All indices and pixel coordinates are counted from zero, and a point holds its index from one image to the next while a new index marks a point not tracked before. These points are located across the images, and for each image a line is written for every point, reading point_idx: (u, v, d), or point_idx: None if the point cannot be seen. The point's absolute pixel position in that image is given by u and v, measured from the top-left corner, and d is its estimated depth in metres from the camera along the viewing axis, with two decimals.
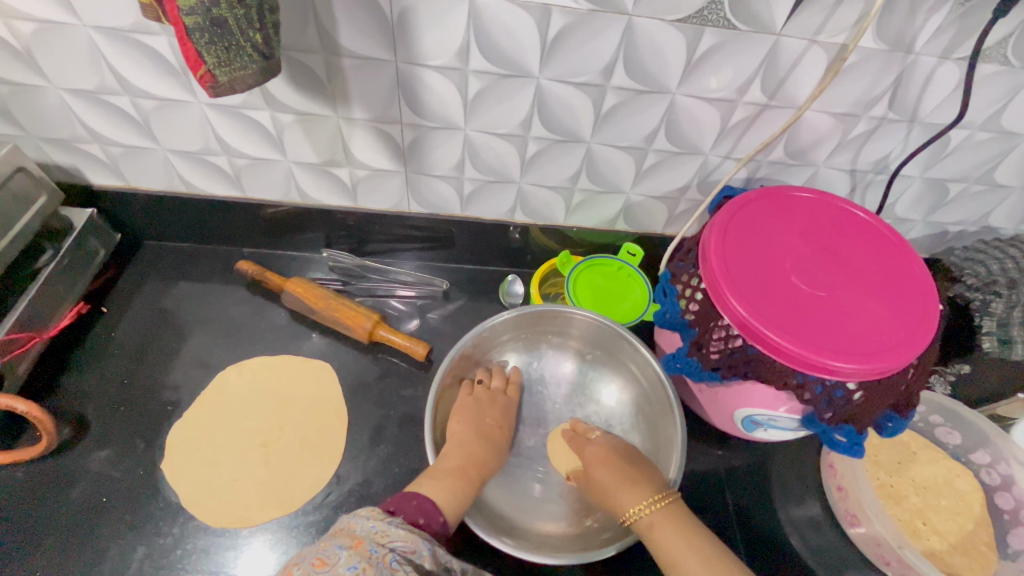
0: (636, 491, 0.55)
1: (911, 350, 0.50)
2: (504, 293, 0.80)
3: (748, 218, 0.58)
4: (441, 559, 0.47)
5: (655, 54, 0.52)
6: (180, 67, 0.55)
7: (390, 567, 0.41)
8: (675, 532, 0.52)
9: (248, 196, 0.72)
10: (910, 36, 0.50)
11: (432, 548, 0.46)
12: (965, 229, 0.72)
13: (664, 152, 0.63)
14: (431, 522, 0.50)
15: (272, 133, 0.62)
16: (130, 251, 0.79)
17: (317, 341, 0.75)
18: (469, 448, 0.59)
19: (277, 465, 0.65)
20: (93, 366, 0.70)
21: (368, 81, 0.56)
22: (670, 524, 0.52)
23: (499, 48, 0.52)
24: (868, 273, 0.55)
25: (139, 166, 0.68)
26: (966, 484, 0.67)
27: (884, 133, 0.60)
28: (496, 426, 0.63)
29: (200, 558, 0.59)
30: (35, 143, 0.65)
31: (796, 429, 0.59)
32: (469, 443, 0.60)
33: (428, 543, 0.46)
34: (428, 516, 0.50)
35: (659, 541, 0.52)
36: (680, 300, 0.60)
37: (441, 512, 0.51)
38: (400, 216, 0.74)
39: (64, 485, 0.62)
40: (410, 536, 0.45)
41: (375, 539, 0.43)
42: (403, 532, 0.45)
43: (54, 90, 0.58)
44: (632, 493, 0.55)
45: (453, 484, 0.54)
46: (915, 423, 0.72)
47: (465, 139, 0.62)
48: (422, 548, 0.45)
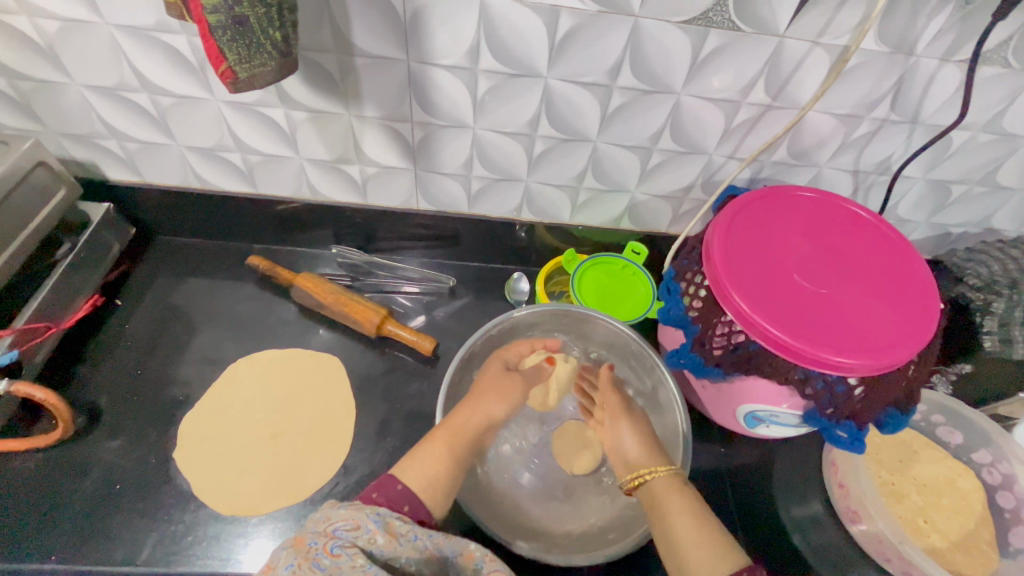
0: (648, 456, 0.59)
1: (912, 347, 0.51)
2: (510, 290, 0.81)
3: (751, 217, 0.59)
4: (398, 531, 0.45)
5: (660, 54, 0.53)
6: (197, 65, 0.57)
7: (328, 556, 0.41)
8: (679, 499, 0.53)
9: (261, 192, 0.74)
10: (912, 38, 0.51)
11: (383, 521, 0.46)
12: (967, 231, 0.73)
13: (669, 152, 0.64)
14: (385, 492, 0.50)
15: (285, 131, 0.64)
16: (144, 246, 0.81)
17: (326, 335, 0.77)
18: (456, 422, 0.59)
19: (286, 456, 0.66)
20: (107, 357, 0.72)
21: (380, 80, 0.57)
22: (676, 493, 0.54)
23: (508, 48, 0.53)
24: (870, 271, 0.56)
25: (154, 161, 0.70)
26: (967, 483, 0.67)
27: (886, 134, 0.60)
28: (502, 400, 0.62)
29: (211, 545, 0.60)
30: (55, 139, 0.67)
31: (798, 426, 0.60)
32: (467, 417, 0.60)
33: (372, 516, 0.45)
34: (383, 489, 0.50)
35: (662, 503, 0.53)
36: (683, 297, 0.61)
37: (399, 481, 0.51)
38: (408, 213, 0.75)
39: (78, 472, 0.63)
40: (354, 514, 0.45)
41: (316, 528, 0.44)
42: (346, 511, 0.45)
43: (75, 87, 0.60)
44: (647, 460, 0.58)
45: (425, 458, 0.54)
46: (917, 422, 0.73)
47: (473, 138, 0.64)
48: (367, 524, 0.44)
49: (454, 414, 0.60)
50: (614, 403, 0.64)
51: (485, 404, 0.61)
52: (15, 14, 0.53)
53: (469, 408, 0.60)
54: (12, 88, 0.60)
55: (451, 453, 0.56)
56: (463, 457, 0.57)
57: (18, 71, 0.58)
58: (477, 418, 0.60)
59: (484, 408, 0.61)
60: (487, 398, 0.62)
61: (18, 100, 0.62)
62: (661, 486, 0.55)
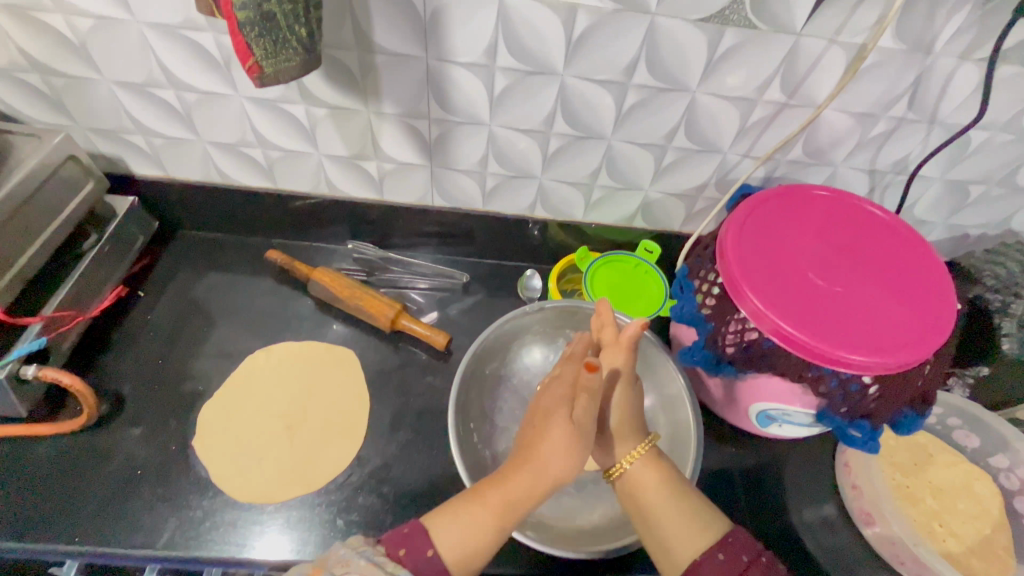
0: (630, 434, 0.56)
1: (928, 345, 0.51)
2: (522, 287, 0.82)
3: (766, 215, 0.59)
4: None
5: (676, 52, 0.54)
6: (223, 62, 0.58)
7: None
8: (656, 481, 0.54)
9: (280, 188, 0.75)
10: (930, 37, 0.51)
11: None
12: (985, 232, 0.72)
13: (684, 150, 0.64)
14: (413, 554, 0.46)
15: (306, 127, 0.65)
16: (166, 239, 0.83)
17: (341, 329, 0.78)
18: (512, 485, 0.50)
19: (301, 446, 0.68)
20: (129, 347, 0.74)
21: (400, 77, 0.59)
22: (657, 470, 0.54)
23: (526, 46, 0.54)
24: (886, 270, 0.56)
25: (178, 157, 0.72)
26: (984, 489, 0.66)
27: (903, 134, 0.60)
28: (567, 459, 0.49)
29: (228, 531, 0.61)
30: (84, 133, 0.69)
31: (811, 425, 0.60)
32: (523, 484, 0.49)
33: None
34: (412, 550, 0.46)
35: (641, 488, 0.54)
36: (696, 294, 0.61)
37: (430, 545, 0.47)
38: (423, 210, 0.77)
39: (100, 457, 0.65)
40: (371, 570, 0.43)
41: (333, 569, 0.43)
42: (365, 565, 0.43)
43: (104, 83, 0.62)
44: (626, 438, 0.56)
45: (467, 525, 0.48)
46: (933, 425, 0.72)
47: (489, 135, 0.64)
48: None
49: (510, 472, 0.50)
50: (613, 387, 0.56)
51: (549, 466, 0.49)
52: (51, 13, 0.55)
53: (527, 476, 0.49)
54: (44, 83, 0.62)
55: (499, 526, 0.49)
56: (512, 527, 0.50)
57: (50, 67, 0.61)
58: (540, 487, 0.49)
59: (544, 472, 0.49)
60: (550, 457, 0.49)
61: (49, 95, 0.64)
62: (640, 469, 0.54)
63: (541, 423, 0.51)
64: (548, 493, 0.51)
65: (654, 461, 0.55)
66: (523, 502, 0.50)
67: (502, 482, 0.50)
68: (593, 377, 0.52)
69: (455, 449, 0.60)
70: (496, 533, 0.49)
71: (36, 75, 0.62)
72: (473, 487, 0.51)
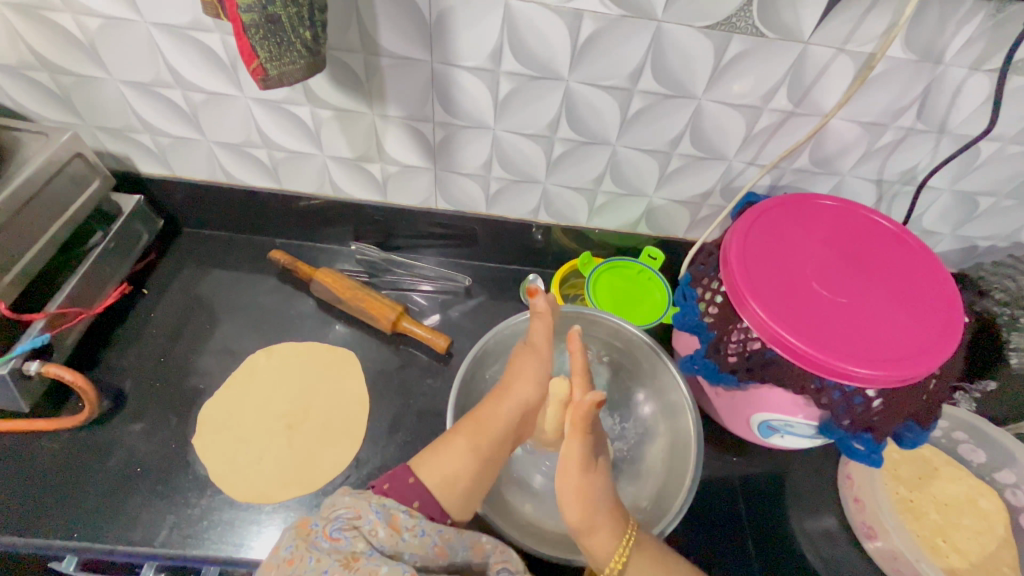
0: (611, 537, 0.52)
1: (934, 359, 0.50)
2: (525, 291, 0.82)
3: (771, 223, 0.59)
4: (402, 525, 0.47)
5: (681, 59, 0.54)
6: (229, 63, 0.59)
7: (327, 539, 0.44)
8: (655, 565, 0.52)
9: (284, 188, 0.76)
10: (939, 47, 0.50)
11: (386, 513, 0.47)
12: (995, 244, 0.71)
13: (689, 157, 0.64)
14: (396, 487, 0.50)
15: (310, 129, 0.66)
16: (171, 237, 0.83)
17: (342, 330, 0.78)
18: (484, 414, 0.57)
19: (302, 446, 0.68)
20: (133, 343, 0.74)
21: (404, 80, 0.59)
22: (647, 557, 0.52)
23: (531, 51, 0.54)
24: (892, 281, 0.55)
25: (184, 156, 0.72)
26: (989, 504, 0.66)
27: (911, 144, 0.60)
28: (529, 383, 0.59)
29: (225, 530, 0.61)
30: (92, 132, 0.69)
31: (813, 437, 0.59)
32: (492, 412, 0.57)
33: (375, 507, 0.47)
34: (395, 481, 0.51)
35: None
36: (699, 303, 0.61)
37: (412, 474, 0.52)
38: (427, 212, 0.77)
39: (102, 453, 0.65)
40: (357, 504, 0.47)
41: (321, 511, 0.47)
42: (350, 499, 0.47)
43: (112, 82, 0.62)
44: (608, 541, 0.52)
45: (447, 455, 0.53)
46: (938, 439, 0.71)
47: (493, 139, 0.64)
48: (369, 515, 0.46)
49: (482, 407, 0.57)
50: (581, 399, 0.54)
51: (513, 392, 0.58)
52: (60, 12, 0.56)
53: (495, 405, 0.57)
54: (54, 81, 0.63)
55: (475, 452, 0.54)
56: (492, 453, 0.55)
57: (58, 66, 0.61)
58: (507, 411, 0.57)
59: (511, 399, 0.58)
60: (514, 381, 0.59)
61: (58, 93, 0.64)
62: (634, 563, 0.52)
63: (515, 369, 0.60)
64: (519, 424, 0.58)
65: (645, 547, 0.53)
66: (496, 431, 0.56)
67: (474, 411, 0.57)
68: (540, 304, 0.61)
69: None
70: (476, 458, 0.54)
71: (45, 73, 0.62)
72: (451, 428, 0.57)
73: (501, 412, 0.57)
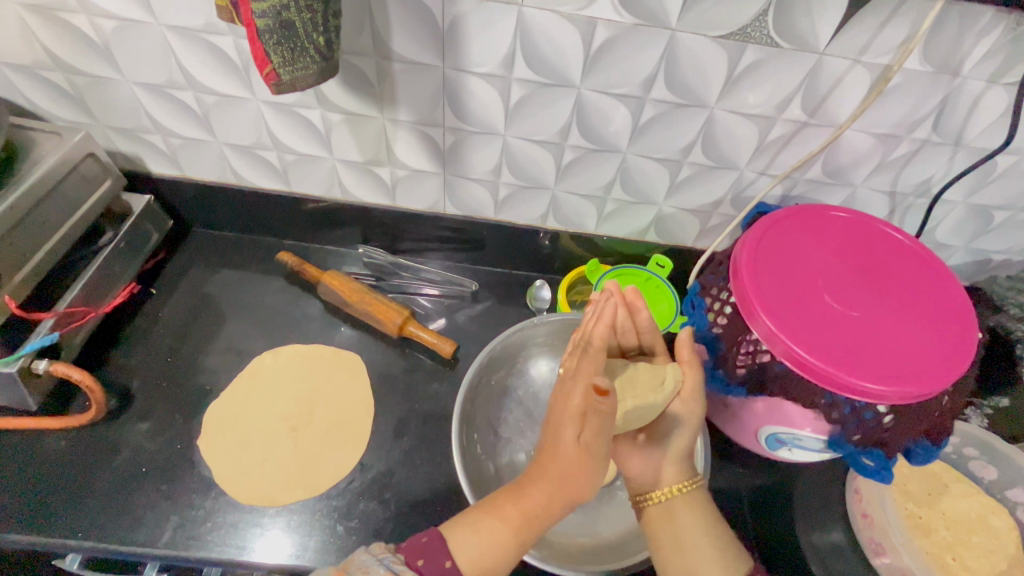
0: (675, 468, 0.54)
1: (947, 376, 0.49)
2: (530, 298, 0.81)
3: (782, 234, 0.58)
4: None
5: (694, 68, 0.53)
6: (241, 65, 0.59)
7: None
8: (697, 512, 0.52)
9: (293, 190, 0.76)
10: (957, 59, 0.50)
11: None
12: (1008, 258, 0.70)
13: (699, 166, 0.64)
14: (430, 564, 0.46)
15: (321, 132, 0.66)
16: (180, 237, 0.84)
17: (349, 333, 0.78)
18: (528, 500, 0.48)
19: (306, 449, 0.68)
20: (140, 343, 0.74)
21: (415, 85, 0.59)
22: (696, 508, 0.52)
23: (543, 58, 0.54)
24: (905, 296, 0.54)
25: (195, 157, 0.72)
26: (1000, 522, 0.65)
27: (926, 156, 0.59)
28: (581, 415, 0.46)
29: (228, 532, 0.61)
30: (104, 132, 0.70)
31: (822, 451, 0.58)
32: (538, 496, 0.48)
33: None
34: (431, 558, 0.46)
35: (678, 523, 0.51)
36: (708, 313, 0.60)
37: (446, 555, 0.47)
38: (435, 216, 0.76)
39: (107, 452, 0.65)
40: None
41: (353, 574, 0.44)
42: (383, 574, 0.43)
43: (125, 83, 0.63)
44: (674, 467, 0.54)
45: (487, 538, 0.48)
46: (948, 454, 0.70)
47: (504, 145, 0.64)
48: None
49: (529, 486, 0.48)
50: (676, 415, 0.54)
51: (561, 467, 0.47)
52: (76, 13, 0.56)
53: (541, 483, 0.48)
54: (68, 82, 0.63)
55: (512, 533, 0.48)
56: (534, 539, 0.49)
57: (73, 67, 0.61)
58: (557, 498, 0.47)
59: (555, 491, 0.47)
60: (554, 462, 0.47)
61: (72, 94, 0.65)
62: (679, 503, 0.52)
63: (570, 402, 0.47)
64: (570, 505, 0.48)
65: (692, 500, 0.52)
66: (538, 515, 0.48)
67: (519, 494, 0.49)
68: (605, 403, 0.42)
69: (457, 460, 0.59)
70: (515, 546, 0.48)
71: (60, 73, 0.62)
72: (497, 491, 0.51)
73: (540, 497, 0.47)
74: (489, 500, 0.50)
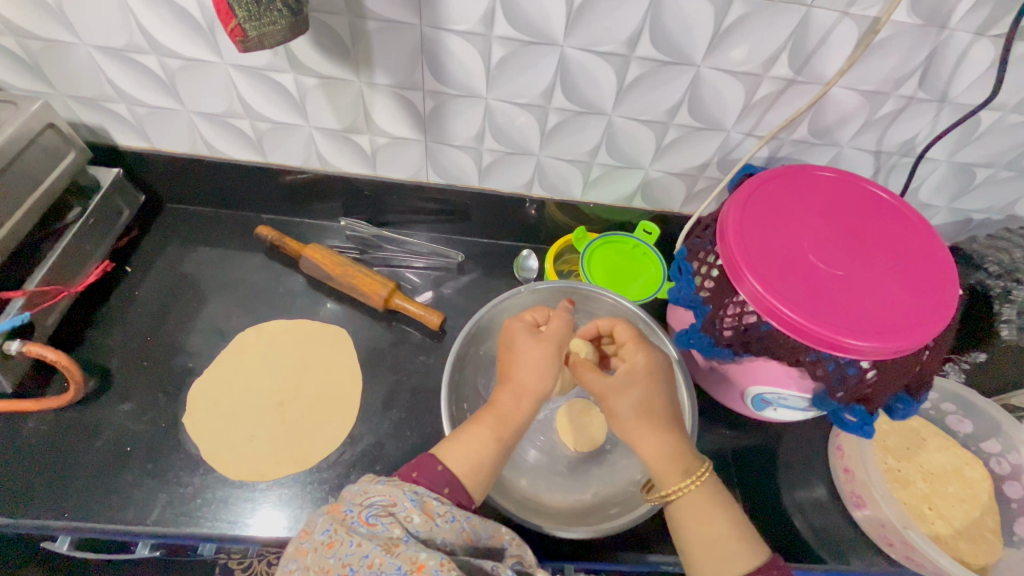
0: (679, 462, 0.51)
1: (927, 331, 0.50)
2: (518, 268, 0.80)
3: (769, 195, 0.58)
4: (435, 512, 0.44)
5: (680, 22, 0.52)
6: (206, 25, 0.56)
7: (365, 524, 0.41)
8: (704, 508, 0.49)
9: (270, 161, 0.73)
10: (946, 11, 0.49)
11: (419, 500, 0.44)
12: (989, 217, 0.71)
13: (686, 128, 0.62)
14: (425, 474, 0.47)
15: (295, 98, 0.63)
16: (153, 214, 0.81)
17: (334, 307, 0.77)
18: (506, 409, 0.54)
19: (293, 423, 0.67)
20: (117, 324, 0.72)
21: (390, 46, 0.56)
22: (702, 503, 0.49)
23: (525, 15, 0.52)
24: (888, 254, 0.55)
25: (164, 127, 0.69)
26: (974, 473, 0.67)
27: (912, 113, 0.58)
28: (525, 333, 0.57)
29: (219, 508, 0.61)
30: (64, 101, 0.66)
31: (806, 409, 0.59)
32: (507, 403, 0.54)
33: (410, 493, 0.44)
34: (422, 468, 0.48)
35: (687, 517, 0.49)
36: (694, 277, 0.60)
37: (440, 462, 0.49)
38: (418, 185, 0.75)
39: (89, 433, 0.64)
40: (391, 489, 0.44)
41: (352, 499, 0.44)
42: (382, 487, 0.44)
43: (82, 47, 0.59)
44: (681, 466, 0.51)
45: (473, 447, 0.51)
46: (926, 410, 0.72)
47: (486, 108, 0.62)
48: (404, 500, 0.43)
49: (499, 397, 0.54)
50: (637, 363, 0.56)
51: (517, 374, 0.55)
52: None
53: (512, 389, 0.55)
54: (20, 47, 0.60)
55: (496, 442, 0.52)
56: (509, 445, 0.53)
57: (25, 30, 0.58)
58: (523, 402, 0.54)
59: (522, 393, 0.55)
60: (524, 371, 0.55)
61: (27, 60, 0.61)
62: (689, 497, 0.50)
63: (512, 338, 0.57)
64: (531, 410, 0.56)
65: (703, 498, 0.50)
66: (516, 421, 0.54)
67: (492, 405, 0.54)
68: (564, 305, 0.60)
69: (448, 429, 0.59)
70: (496, 447, 0.52)
71: (11, 37, 0.59)
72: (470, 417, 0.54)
73: (514, 402, 0.54)
74: (465, 424, 0.53)
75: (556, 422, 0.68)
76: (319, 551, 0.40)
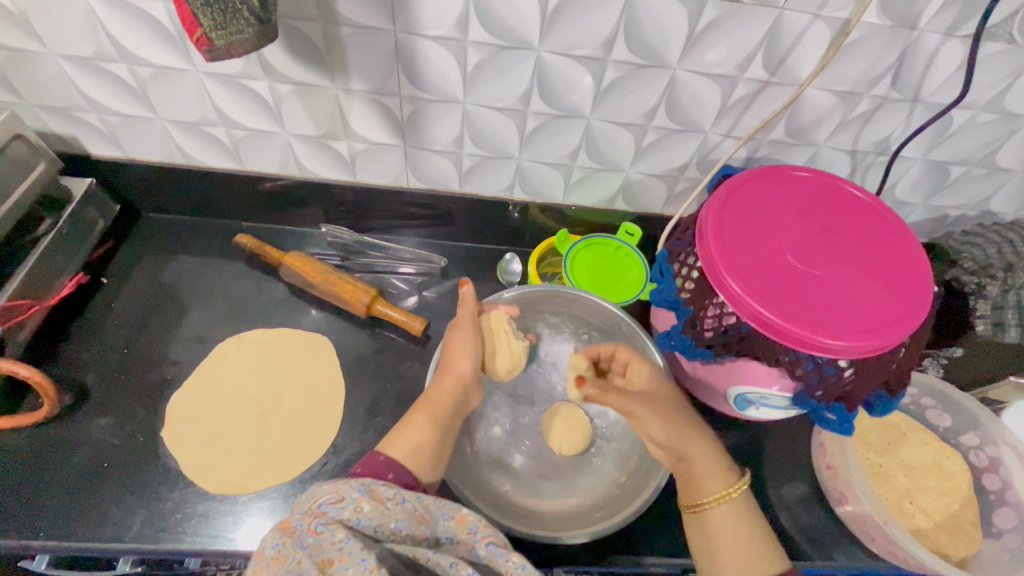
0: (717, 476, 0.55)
1: (904, 329, 0.51)
2: (501, 271, 0.81)
3: (747, 195, 0.58)
4: (384, 497, 0.44)
5: (655, 26, 0.52)
6: (176, 33, 0.55)
7: (312, 535, 0.39)
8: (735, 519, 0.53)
9: (247, 169, 0.72)
10: (915, 12, 0.50)
11: (367, 489, 0.44)
12: (964, 213, 0.72)
13: (664, 130, 0.63)
14: (369, 463, 0.50)
15: (270, 105, 0.62)
16: (130, 223, 0.79)
17: (316, 315, 0.76)
18: (439, 396, 0.58)
19: (275, 434, 0.66)
20: (93, 336, 0.71)
21: (365, 52, 0.56)
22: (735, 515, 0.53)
23: (499, 19, 0.52)
24: (864, 253, 0.55)
25: (137, 136, 0.68)
26: (954, 466, 0.68)
27: (885, 113, 0.59)
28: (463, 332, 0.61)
29: (200, 522, 0.60)
30: (33, 111, 0.65)
31: (788, 408, 0.60)
32: (444, 393, 0.58)
33: (354, 486, 0.44)
34: (366, 460, 0.51)
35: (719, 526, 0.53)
36: (676, 279, 0.60)
37: (382, 453, 0.52)
38: (399, 191, 0.74)
39: (65, 449, 0.63)
40: (336, 488, 0.44)
41: (301, 508, 0.43)
42: (326, 488, 0.44)
43: (49, 56, 0.58)
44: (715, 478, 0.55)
45: (413, 432, 0.54)
46: (907, 405, 0.73)
47: (464, 113, 0.62)
48: (350, 495, 0.43)
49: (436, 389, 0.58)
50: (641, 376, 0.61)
51: (453, 367, 0.59)
52: None
53: (448, 380, 0.59)
54: None
55: (433, 424, 0.56)
56: (449, 428, 0.57)
57: None
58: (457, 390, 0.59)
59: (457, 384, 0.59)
60: (458, 363, 0.60)
61: None
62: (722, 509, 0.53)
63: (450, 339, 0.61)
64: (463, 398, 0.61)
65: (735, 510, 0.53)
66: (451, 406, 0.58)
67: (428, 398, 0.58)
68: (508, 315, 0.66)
69: None
70: (436, 431, 0.56)
71: None
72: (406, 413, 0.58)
73: (453, 390, 0.59)
74: (404, 418, 0.57)
75: (542, 427, 0.67)
76: (269, 568, 0.39)
